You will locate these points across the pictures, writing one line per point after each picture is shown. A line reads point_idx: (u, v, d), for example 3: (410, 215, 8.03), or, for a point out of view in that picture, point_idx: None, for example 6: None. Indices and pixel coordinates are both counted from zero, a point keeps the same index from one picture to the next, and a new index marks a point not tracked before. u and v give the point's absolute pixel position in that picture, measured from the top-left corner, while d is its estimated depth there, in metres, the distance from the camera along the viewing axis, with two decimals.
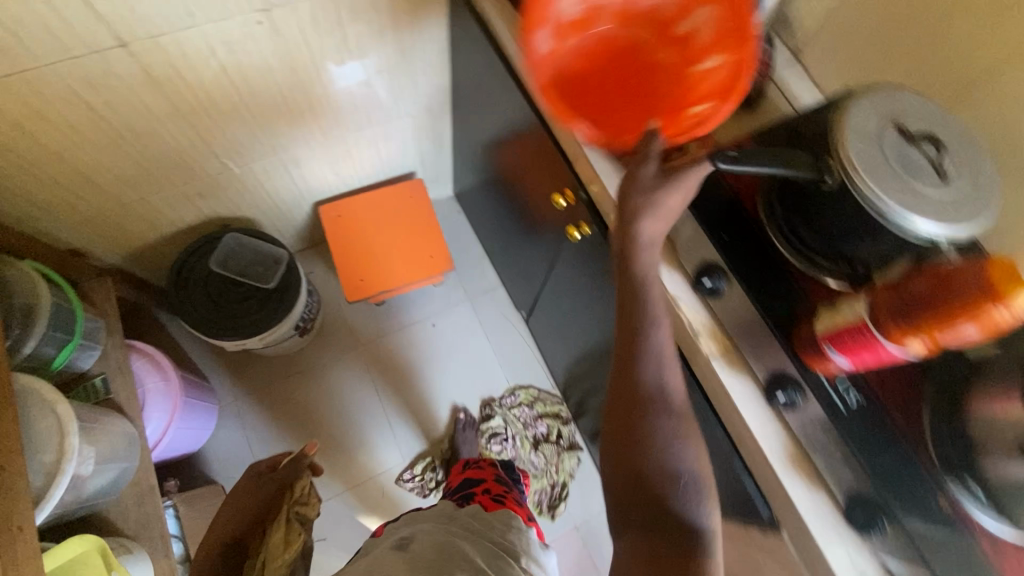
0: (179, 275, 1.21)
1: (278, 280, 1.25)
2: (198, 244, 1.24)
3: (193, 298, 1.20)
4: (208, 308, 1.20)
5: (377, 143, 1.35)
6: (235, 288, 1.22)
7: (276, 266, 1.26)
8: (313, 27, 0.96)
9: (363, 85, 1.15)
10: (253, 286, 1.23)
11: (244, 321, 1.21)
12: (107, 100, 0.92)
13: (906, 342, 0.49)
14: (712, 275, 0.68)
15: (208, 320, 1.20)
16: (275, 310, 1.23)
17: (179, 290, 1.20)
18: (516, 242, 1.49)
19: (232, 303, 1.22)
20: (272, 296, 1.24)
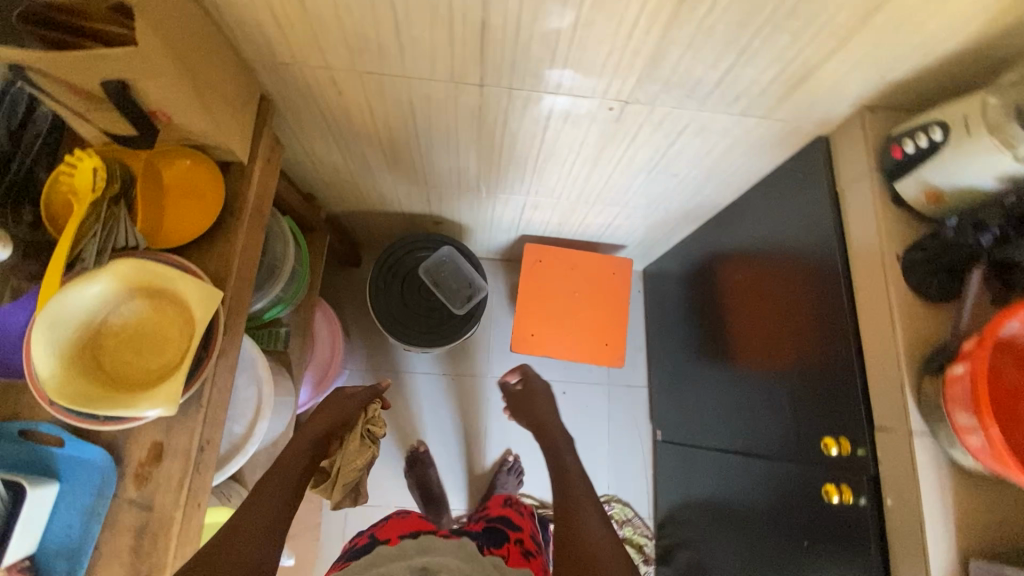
0: (389, 262, 1.25)
1: (463, 307, 1.25)
2: (416, 237, 1.26)
3: (392, 292, 1.25)
4: (399, 307, 1.25)
5: (615, 218, 1.26)
6: (427, 297, 1.26)
7: (468, 289, 1.27)
8: (653, 128, 0.87)
9: (649, 180, 1.05)
10: (442, 303, 1.26)
11: (421, 332, 1.24)
12: (428, 113, 0.88)
13: None
14: None
15: (396, 318, 1.24)
16: (449, 334, 1.24)
17: (384, 278, 1.25)
18: (695, 369, 1.36)
19: (420, 310, 1.25)
20: (452, 319, 1.25)
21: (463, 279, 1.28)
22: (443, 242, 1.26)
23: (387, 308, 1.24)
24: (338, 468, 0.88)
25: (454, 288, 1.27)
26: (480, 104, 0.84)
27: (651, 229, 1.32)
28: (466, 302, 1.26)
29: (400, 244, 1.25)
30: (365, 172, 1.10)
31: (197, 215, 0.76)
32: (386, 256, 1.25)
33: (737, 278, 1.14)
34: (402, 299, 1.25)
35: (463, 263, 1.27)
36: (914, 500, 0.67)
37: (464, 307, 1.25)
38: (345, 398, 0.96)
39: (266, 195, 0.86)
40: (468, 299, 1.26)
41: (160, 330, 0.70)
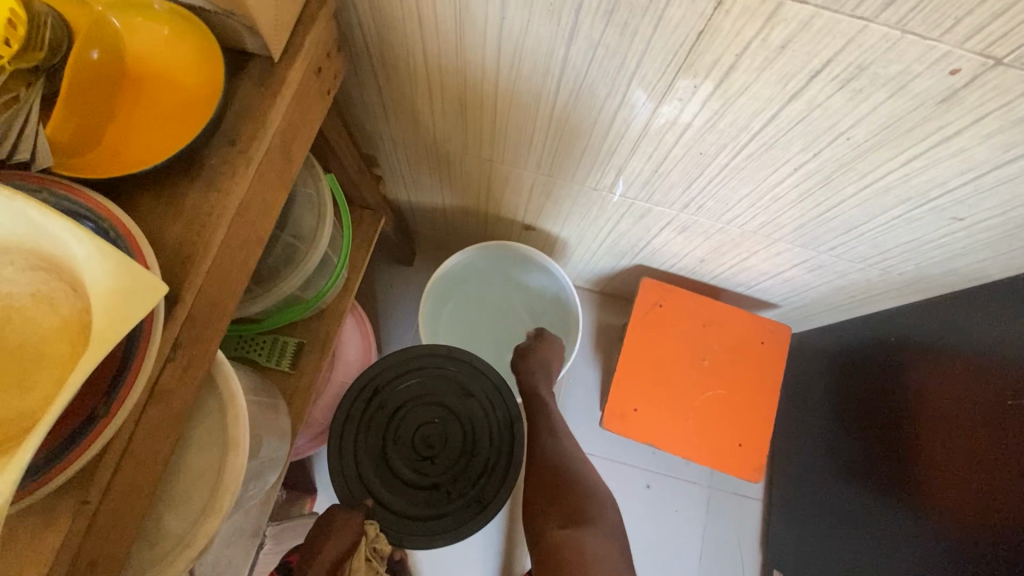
0: (373, 384, 0.78)
1: (474, 491, 0.76)
2: (428, 356, 0.80)
3: (362, 428, 0.76)
4: (366, 460, 0.75)
5: (792, 268, 0.86)
6: (418, 459, 0.77)
7: (493, 462, 0.78)
8: (1001, 126, 0.48)
9: (902, 220, 0.65)
10: (445, 473, 0.77)
11: (397, 514, 0.74)
12: (593, 45, 0.52)
13: None
14: None
15: (359, 468, 0.75)
16: (436, 531, 0.74)
17: (358, 406, 0.77)
18: (855, 505, 0.93)
19: (402, 476, 0.76)
20: (449, 505, 0.75)
21: (484, 442, 0.78)
22: (473, 371, 0.80)
23: (345, 453, 0.75)
24: None
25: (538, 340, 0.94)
26: (699, 34, 0.47)
27: (833, 293, 0.91)
28: (481, 486, 0.76)
29: (396, 355, 0.79)
30: (453, 135, 0.74)
31: (166, 142, 0.42)
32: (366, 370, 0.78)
33: (989, 392, 0.72)
34: (377, 450, 0.76)
35: (490, 414, 0.79)
36: None
37: (473, 496, 0.76)
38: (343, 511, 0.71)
39: (302, 131, 0.50)
40: (487, 483, 0.77)
41: (32, 340, 0.34)
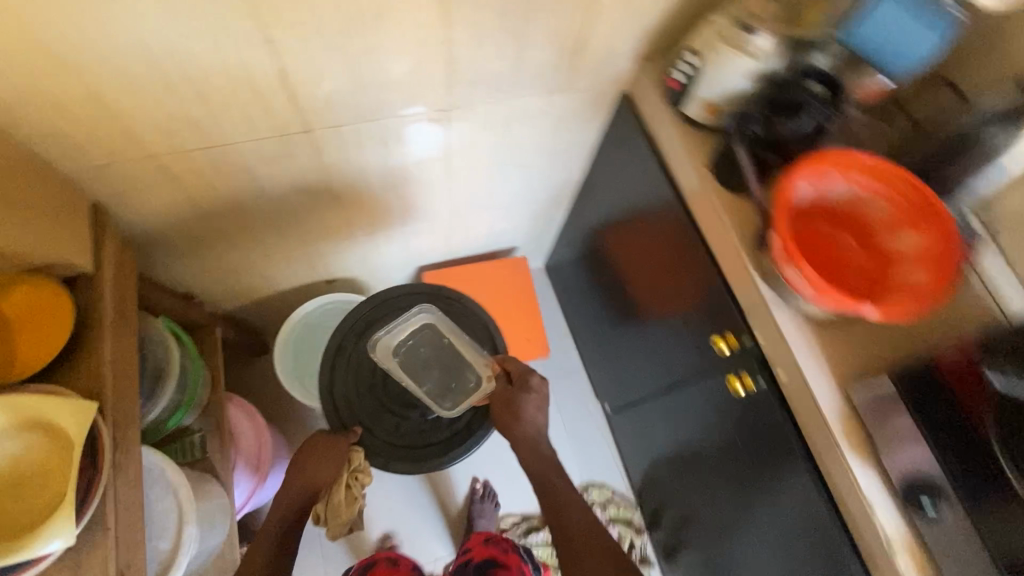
0: (404, 345, 1.01)
1: (444, 436, 0.99)
2: (433, 329, 1.02)
3: (355, 365, 1.01)
4: (357, 385, 1.00)
5: (494, 223, 1.34)
6: (395, 402, 1.00)
7: (461, 420, 0.99)
8: (481, 126, 0.96)
9: (503, 176, 1.13)
10: (421, 413, 0.99)
11: (382, 439, 0.98)
12: (271, 174, 0.92)
13: None
14: (932, 499, 0.62)
15: (354, 394, 1.00)
16: (419, 455, 0.97)
17: (387, 362, 1.00)
18: (608, 337, 1.42)
19: (387, 415, 0.99)
20: (425, 438, 0.99)
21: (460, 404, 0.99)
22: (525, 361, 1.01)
23: (346, 382, 1.00)
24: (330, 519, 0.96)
25: (501, 371, 0.96)
26: (314, 149, 0.89)
27: (531, 224, 1.40)
28: (450, 437, 0.98)
29: (404, 315, 1.04)
30: (235, 253, 1.10)
31: (50, 339, 0.72)
32: (354, 317, 1.03)
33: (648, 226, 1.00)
34: (376, 384, 1.00)
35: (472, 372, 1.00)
36: (803, 373, 0.72)
37: (451, 431, 0.99)
38: (328, 440, 0.94)
39: (127, 299, 0.83)
40: (460, 430, 0.99)
41: (34, 463, 0.64)
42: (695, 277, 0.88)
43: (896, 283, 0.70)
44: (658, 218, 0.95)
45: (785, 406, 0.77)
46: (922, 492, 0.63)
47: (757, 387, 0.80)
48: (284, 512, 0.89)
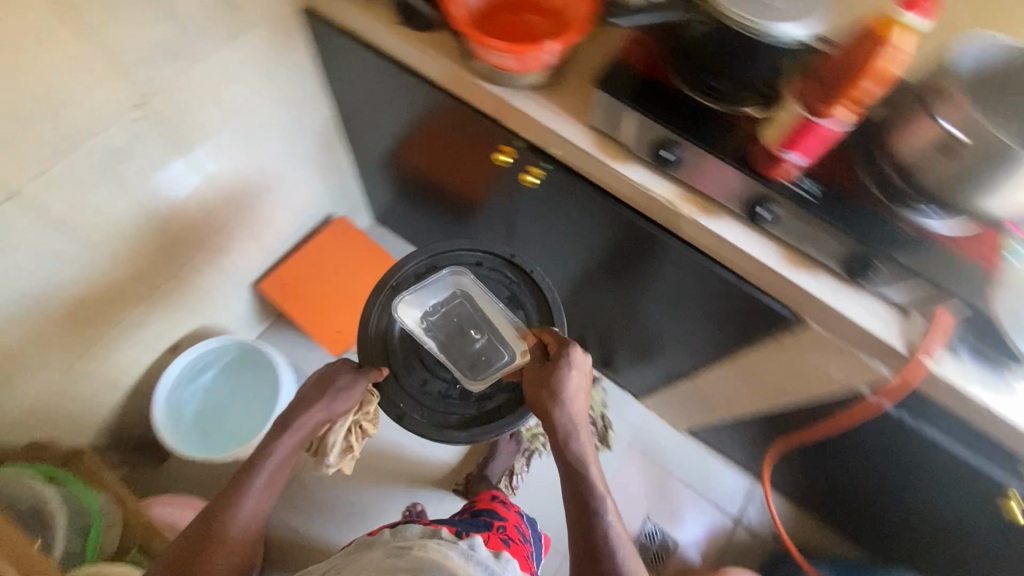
0: (441, 304, 1.04)
1: (470, 410, 0.97)
2: (507, 260, 1.03)
3: (382, 315, 0.99)
4: (391, 332, 0.98)
5: (290, 199, 1.33)
6: (431, 360, 0.99)
7: (501, 396, 0.98)
8: (193, 103, 0.94)
9: (257, 145, 1.13)
10: (460, 379, 0.98)
11: (399, 399, 0.96)
12: (14, 261, 0.85)
13: (832, 109, 0.62)
14: (668, 147, 0.76)
15: (386, 340, 0.98)
16: (438, 419, 0.96)
17: (428, 307, 1.03)
18: (453, 234, 1.50)
19: (421, 373, 0.99)
20: (448, 406, 0.97)
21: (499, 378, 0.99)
22: (541, 280, 1.01)
23: (388, 333, 0.98)
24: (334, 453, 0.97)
25: (535, 351, 0.92)
26: (39, 209, 0.83)
27: (325, 182, 1.41)
28: (485, 415, 0.97)
29: (463, 255, 1.03)
30: (47, 368, 1.00)
31: None
32: (412, 262, 1.01)
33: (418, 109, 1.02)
34: (410, 335, 0.99)
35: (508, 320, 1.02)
36: (554, 128, 0.84)
37: (478, 404, 0.97)
38: (348, 371, 0.94)
39: None
40: (496, 405, 0.97)
41: None
42: (456, 121, 0.99)
43: (569, 20, 0.81)
44: (401, 92, 1.02)
45: (568, 169, 0.92)
46: (662, 147, 0.77)
47: (542, 167, 0.93)
48: (284, 458, 0.89)
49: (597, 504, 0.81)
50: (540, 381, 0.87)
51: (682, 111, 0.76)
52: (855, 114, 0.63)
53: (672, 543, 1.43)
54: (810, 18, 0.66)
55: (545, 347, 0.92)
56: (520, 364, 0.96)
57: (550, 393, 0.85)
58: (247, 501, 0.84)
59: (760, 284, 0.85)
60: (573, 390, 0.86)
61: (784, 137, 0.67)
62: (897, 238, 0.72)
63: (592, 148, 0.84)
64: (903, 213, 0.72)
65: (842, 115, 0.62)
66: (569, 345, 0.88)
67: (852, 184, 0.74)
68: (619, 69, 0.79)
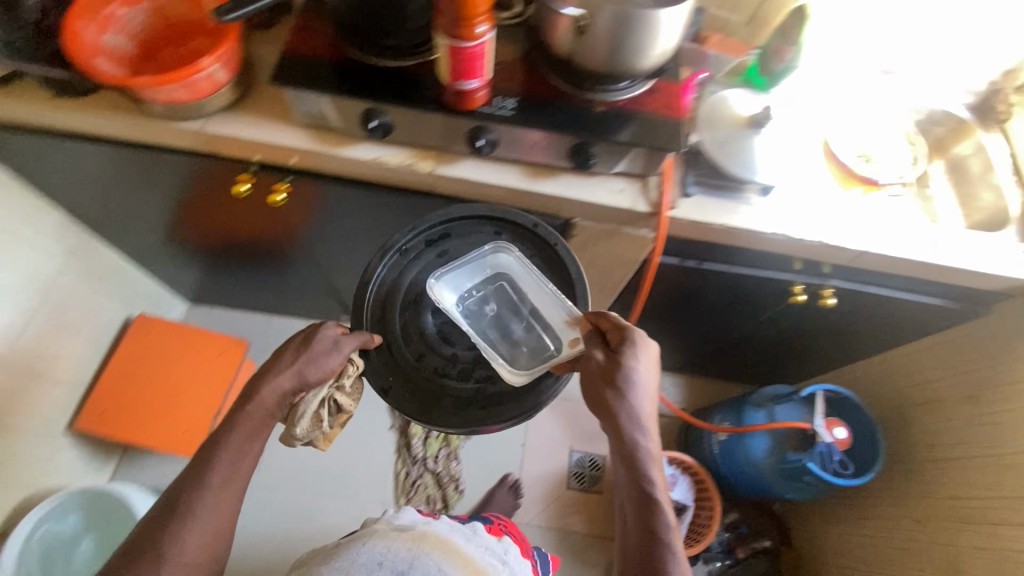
0: (465, 279, 0.88)
1: (505, 401, 0.80)
2: (508, 225, 0.87)
3: (392, 287, 0.84)
4: (393, 313, 0.83)
5: (64, 323, 1.19)
6: (455, 341, 0.84)
7: (508, 382, 0.81)
8: None
9: None
10: (479, 358, 0.83)
11: (408, 398, 0.79)
12: None
13: (466, 30, 0.65)
14: (374, 117, 0.77)
15: (384, 309, 0.83)
16: (453, 410, 0.79)
17: (449, 281, 0.86)
18: (270, 281, 1.43)
19: (420, 347, 0.83)
20: (467, 398, 0.80)
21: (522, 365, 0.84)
22: (561, 251, 0.85)
23: (389, 299, 0.83)
24: (318, 419, 0.78)
25: (597, 351, 0.76)
26: None
27: (102, 288, 1.28)
28: (484, 399, 0.80)
29: (475, 224, 0.87)
30: None
31: None
32: (423, 228, 0.85)
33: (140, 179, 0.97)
34: (416, 304, 0.84)
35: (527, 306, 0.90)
36: (269, 138, 0.82)
37: (505, 397, 0.80)
38: (329, 343, 0.77)
39: None
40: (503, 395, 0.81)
41: None
42: (183, 171, 0.92)
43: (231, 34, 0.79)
44: (110, 167, 0.94)
45: (310, 172, 0.89)
46: (369, 118, 0.77)
47: (287, 180, 0.90)
48: (254, 437, 0.75)
49: (664, 522, 0.72)
50: (609, 385, 0.74)
51: (371, 79, 0.76)
52: (493, 24, 0.67)
53: (600, 459, 1.55)
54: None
55: (609, 341, 0.77)
56: (575, 356, 0.81)
57: (625, 409, 0.73)
58: (212, 494, 0.71)
59: (525, 207, 0.90)
60: (649, 399, 0.75)
61: (455, 70, 0.69)
62: (598, 120, 0.80)
63: (311, 145, 0.82)
64: (596, 97, 0.80)
65: (484, 29, 0.65)
66: (643, 334, 0.75)
67: (546, 87, 0.81)
68: (298, 60, 0.77)
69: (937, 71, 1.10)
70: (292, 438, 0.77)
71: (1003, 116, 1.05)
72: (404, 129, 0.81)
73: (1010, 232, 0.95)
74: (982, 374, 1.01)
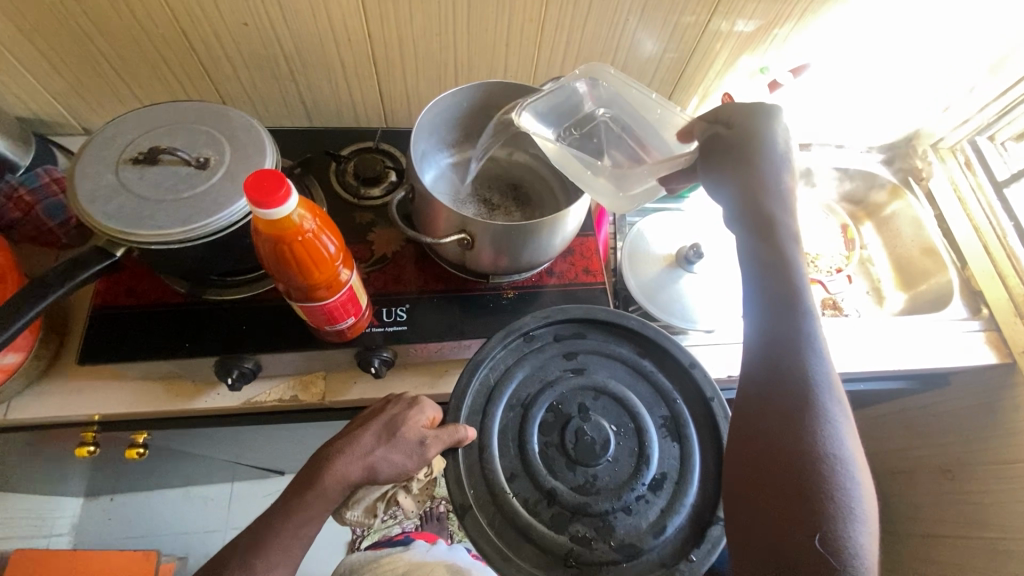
0: (591, 393, 0.61)
1: (632, 543, 0.55)
2: (653, 351, 0.64)
3: (504, 370, 0.61)
4: (496, 419, 0.59)
5: None
6: (560, 473, 0.57)
7: (613, 550, 0.54)
8: None
9: None
10: (585, 508, 0.55)
11: (501, 514, 0.55)
12: None
13: (320, 293, 0.49)
14: (234, 370, 0.59)
15: (490, 403, 0.59)
16: (553, 542, 0.54)
17: (571, 394, 0.61)
18: (176, 469, 1.22)
19: (515, 465, 0.57)
20: (586, 515, 0.55)
21: (638, 548, 0.54)
22: (716, 409, 0.60)
23: (497, 393, 0.60)
24: (367, 513, 0.63)
25: (722, 127, 0.58)
26: None
27: None
28: (582, 564, 0.54)
29: (611, 342, 0.65)
30: None
31: None
32: (561, 318, 0.63)
33: None
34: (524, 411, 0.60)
35: (665, 467, 0.58)
36: (96, 414, 0.63)
37: (644, 533, 0.55)
38: (413, 444, 0.56)
39: None
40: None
41: None
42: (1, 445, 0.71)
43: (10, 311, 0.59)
44: None
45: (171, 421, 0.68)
46: (227, 371, 0.59)
47: (149, 432, 0.69)
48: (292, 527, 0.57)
49: (815, 358, 0.49)
50: (740, 151, 0.56)
51: (216, 324, 0.61)
52: (352, 265, 0.52)
53: None
54: (252, 164, 0.54)
55: (720, 120, 0.59)
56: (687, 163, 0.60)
57: (764, 170, 0.55)
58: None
59: None
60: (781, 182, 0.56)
61: (319, 321, 0.54)
62: (511, 309, 0.67)
63: (159, 402, 0.64)
64: (501, 281, 0.68)
65: (346, 278, 0.50)
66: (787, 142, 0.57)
67: (443, 280, 0.68)
68: (113, 322, 0.60)
69: (856, 134, 1.04)
70: (343, 519, 0.63)
71: (924, 174, 1.02)
72: (275, 365, 0.64)
73: (960, 306, 0.90)
74: (958, 450, 0.96)
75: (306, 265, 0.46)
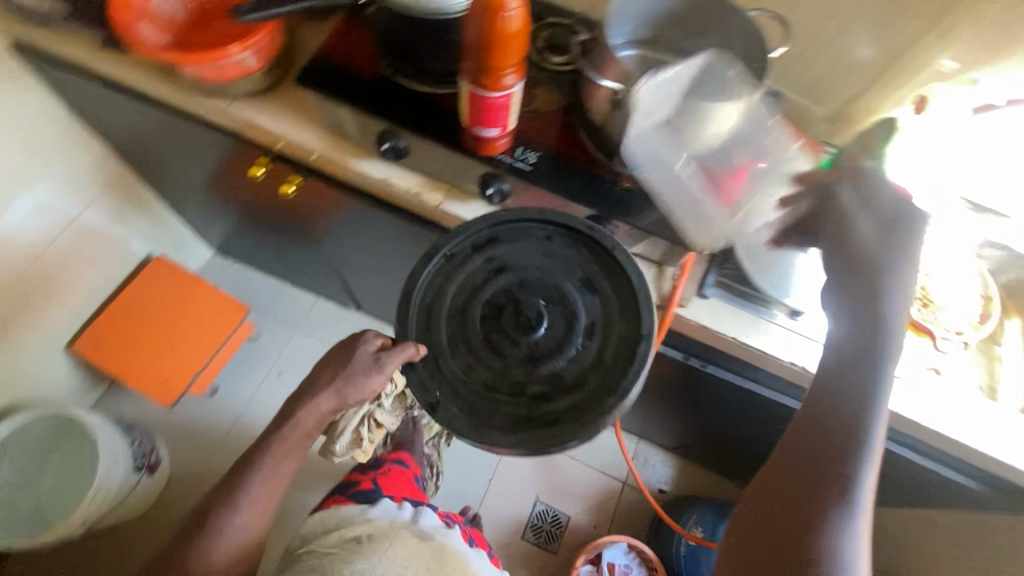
0: (518, 282, 0.69)
1: (572, 391, 0.65)
2: (566, 231, 0.71)
3: (446, 279, 0.70)
4: (438, 326, 0.68)
5: (85, 250, 1.25)
6: (506, 348, 0.67)
7: (569, 395, 0.65)
8: None
9: (25, 209, 1.09)
10: (537, 370, 0.66)
11: (466, 399, 0.66)
12: None
13: (489, 78, 0.59)
14: (388, 139, 0.73)
15: (428, 314, 0.68)
16: (511, 405, 0.65)
17: (501, 286, 0.69)
18: (283, 255, 1.42)
19: (467, 357, 0.67)
20: (536, 374, 0.66)
21: (583, 382, 0.65)
22: (620, 256, 0.69)
23: (433, 306, 0.68)
24: (352, 437, 0.88)
25: None
26: None
27: (130, 224, 1.33)
28: (541, 416, 0.65)
29: (532, 236, 0.71)
30: None
31: None
32: (467, 229, 0.70)
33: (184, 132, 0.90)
34: (460, 313, 0.68)
35: (592, 316, 0.68)
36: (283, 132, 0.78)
37: (580, 380, 0.66)
38: (367, 363, 0.71)
39: None
40: (567, 422, 0.64)
41: None
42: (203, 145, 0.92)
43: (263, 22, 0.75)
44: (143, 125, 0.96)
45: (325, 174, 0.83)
46: (384, 140, 0.74)
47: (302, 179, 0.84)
48: (296, 449, 0.77)
49: (845, 394, 0.56)
50: None
51: (392, 100, 0.73)
52: (523, 74, 0.61)
53: (564, 519, 1.40)
54: None
55: None
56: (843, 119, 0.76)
57: None
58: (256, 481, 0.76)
59: None
60: None
61: (474, 113, 0.64)
62: (620, 197, 0.72)
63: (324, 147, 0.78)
64: (625, 171, 0.72)
65: (513, 79, 0.59)
66: None
67: (577, 149, 0.74)
68: (326, 68, 0.76)
69: None
70: (333, 453, 0.89)
71: None
72: (417, 156, 0.76)
73: None
74: None
75: (493, 41, 0.56)
